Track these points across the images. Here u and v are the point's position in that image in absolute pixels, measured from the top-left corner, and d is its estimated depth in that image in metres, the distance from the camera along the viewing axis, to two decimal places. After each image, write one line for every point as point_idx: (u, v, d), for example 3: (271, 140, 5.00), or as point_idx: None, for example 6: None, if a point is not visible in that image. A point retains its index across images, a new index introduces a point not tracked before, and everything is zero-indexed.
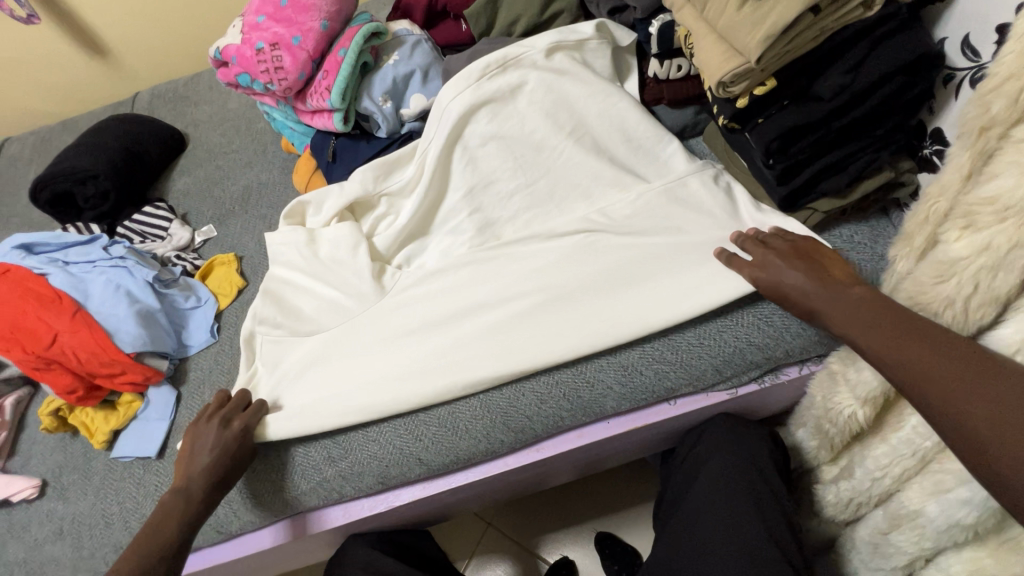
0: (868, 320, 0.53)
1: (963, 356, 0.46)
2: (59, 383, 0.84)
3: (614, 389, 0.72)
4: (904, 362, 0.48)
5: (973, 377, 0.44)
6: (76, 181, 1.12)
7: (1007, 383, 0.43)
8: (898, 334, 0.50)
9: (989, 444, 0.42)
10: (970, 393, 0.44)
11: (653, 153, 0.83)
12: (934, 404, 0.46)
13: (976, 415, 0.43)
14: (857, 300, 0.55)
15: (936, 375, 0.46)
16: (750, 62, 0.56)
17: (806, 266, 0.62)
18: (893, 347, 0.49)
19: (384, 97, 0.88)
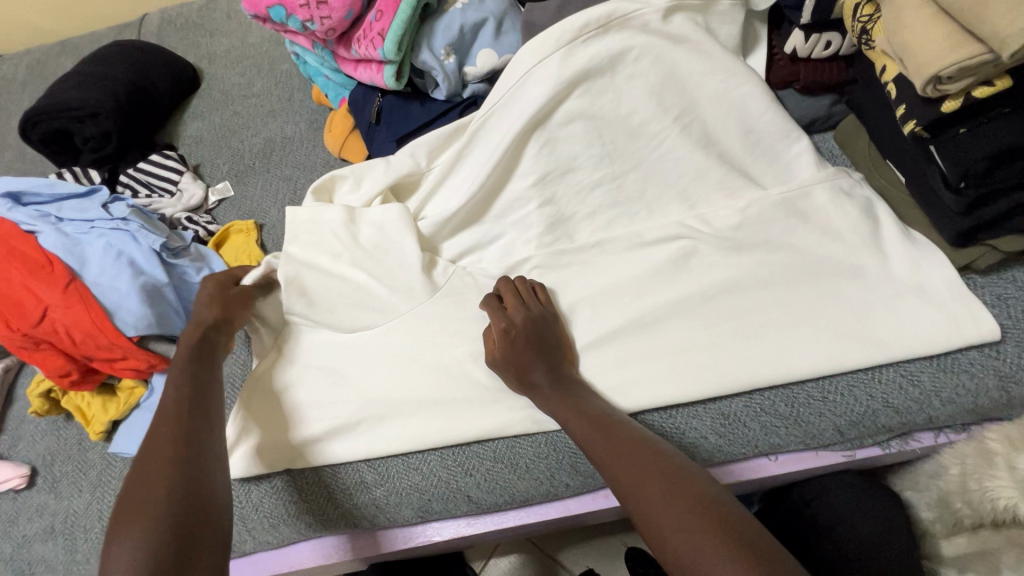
0: (623, 461, 0.51)
1: (695, 496, 0.47)
2: (50, 365, 0.72)
3: (709, 441, 0.60)
4: (646, 507, 0.48)
5: (699, 522, 0.45)
6: (73, 117, 0.96)
7: (718, 527, 0.44)
8: (663, 476, 0.49)
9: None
10: (691, 533, 0.44)
11: (774, 154, 0.68)
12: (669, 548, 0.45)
13: (702, 556, 0.43)
14: (606, 432, 0.55)
15: (679, 524, 0.45)
16: (992, 53, 0.41)
17: (548, 356, 0.61)
18: (641, 492, 0.49)
19: (447, 51, 0.72)
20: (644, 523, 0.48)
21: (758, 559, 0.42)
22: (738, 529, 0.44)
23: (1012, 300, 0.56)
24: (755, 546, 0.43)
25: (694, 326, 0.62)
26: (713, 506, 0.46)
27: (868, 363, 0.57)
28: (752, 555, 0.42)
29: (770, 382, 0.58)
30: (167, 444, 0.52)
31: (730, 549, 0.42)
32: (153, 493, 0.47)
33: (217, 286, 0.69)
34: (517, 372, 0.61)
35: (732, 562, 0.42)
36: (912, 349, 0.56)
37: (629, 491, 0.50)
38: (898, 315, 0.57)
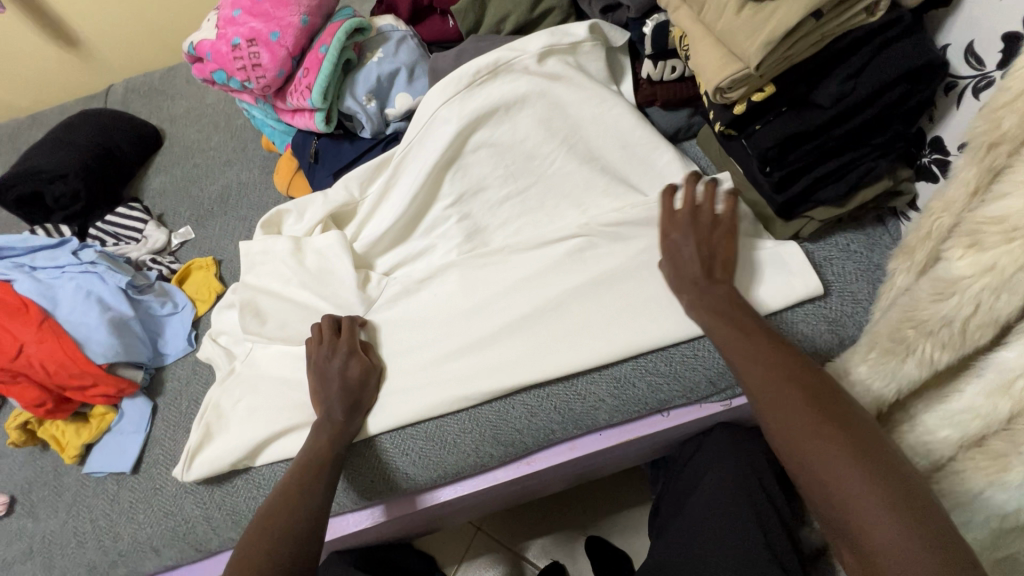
0: (778, 375, 0.56)
1: (828, 406, 0.53)
2: (26, 396, 0.80)
3: (606, 401, 0.71)
4: (794, 424, 0.53)
5: (841, 437, 0.51)
6: (45, 179, 1.06)
7: (859, 445, 0.50)
8: (776, 394, 0.55)
9: (849, 498, 0.48)
10: (831, 444, 0.50)
11: (646, 161, 0.81)
12: (803, 453, 0.52)
13: (838, 465, 0.49)
14: (775, 349, 0.59)
15: (830, 443, 0.51)
16: (748, 67, 0.54)
17: (704, 251, 0.67)
18: (790, 401, 0.54)
19: (367, 96, 0.85)
20: (787, 428, 0.53)
21: (874, 463, 0.49)
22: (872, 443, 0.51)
23: (835, 260, 0.69)
24: (867, 448, 0.50)
25: (588, 308, 0.73)
26: (844, 419, 0.52)
27: None
28: (879, 458, 0.49)
29: (649, 347, 0.69)
30: (286, 489, 0.63)
31: (863, 456, 0.49)
32: (293, 528, 0.59)
33: (351, 365, 0.73)
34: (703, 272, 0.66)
35: (864, 467, 0.49)
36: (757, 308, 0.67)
37: (774, 408, 0.55)
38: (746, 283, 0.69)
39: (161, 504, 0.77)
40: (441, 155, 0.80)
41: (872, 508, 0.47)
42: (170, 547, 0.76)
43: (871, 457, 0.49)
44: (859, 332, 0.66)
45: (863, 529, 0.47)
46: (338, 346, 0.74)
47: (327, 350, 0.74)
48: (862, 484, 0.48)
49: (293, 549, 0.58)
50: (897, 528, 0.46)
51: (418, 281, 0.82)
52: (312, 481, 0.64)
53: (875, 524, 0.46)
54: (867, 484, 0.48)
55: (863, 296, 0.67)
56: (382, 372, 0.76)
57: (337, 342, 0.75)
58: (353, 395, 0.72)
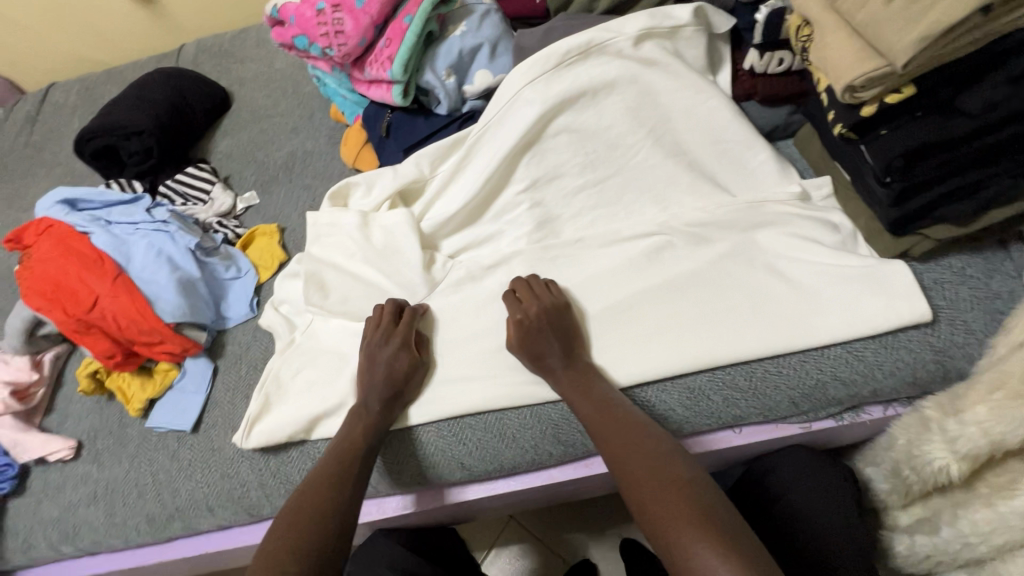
0: (613, 430, 0.62)
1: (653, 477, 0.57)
2: (98, 347, 0.82)
3: (677, 412, 0.67)
4: (630, 475, 0.58)
5: (678, 506, 0.53)
6: (120, 135, 1.09)
7: (732, 540, 0.50)
8: (655, 467, 0.57)
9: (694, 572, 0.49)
10: (673, 513, 0.53)
11: (739, 160, 0.75)
12: (656, 531, 0.54)
13: (684, 539, 0.51)
14: (603, 404, 0.64)
15: (673, 522, 0.53)
16: (891, 65, 0.49)
17: (563, 343, 0.68)
18: (627, 463, 0.59)
19: (447, 71, 0.82)
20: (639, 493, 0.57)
21: (738, 556, 0.49)
22: (704, 513, 0.53)
23: (948, 284, 0.62)
24: (739, 542, 0.50)
25: (664, 312, 0.69)
26: (709, 508, 0.53)
27: (817, 341, 0.63)
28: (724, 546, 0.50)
29: (730, 360, 0.65)
30: (322, 478, 0.63)
31: (732, 548, 0.50)
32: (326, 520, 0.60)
33: (404, 356, 0.71)
34: (536, 360, 0.68)
35: (717, 556, 0.49)
36: (856, 330, 0.62)
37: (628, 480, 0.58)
38: (844, 301, 0.64)
39: (219, 465, 0.78)
40: (521, 139, 0.77)
41: None
42: (224, 508, 0.77)
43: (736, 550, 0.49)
44: (968, 364, 0.61)
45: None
46: (392, 335, 0.72)
47: (379, 339, 0.72)
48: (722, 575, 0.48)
49: (321, 536, 0.59)
50: None
51: (484, 266, 0.80)
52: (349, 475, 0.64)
53: None
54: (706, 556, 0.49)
55: (977, 326, 0.61)
56: (431, 368, 0.74)
57: (393, 330, 0.73)
58: (395, 386, 0.70)
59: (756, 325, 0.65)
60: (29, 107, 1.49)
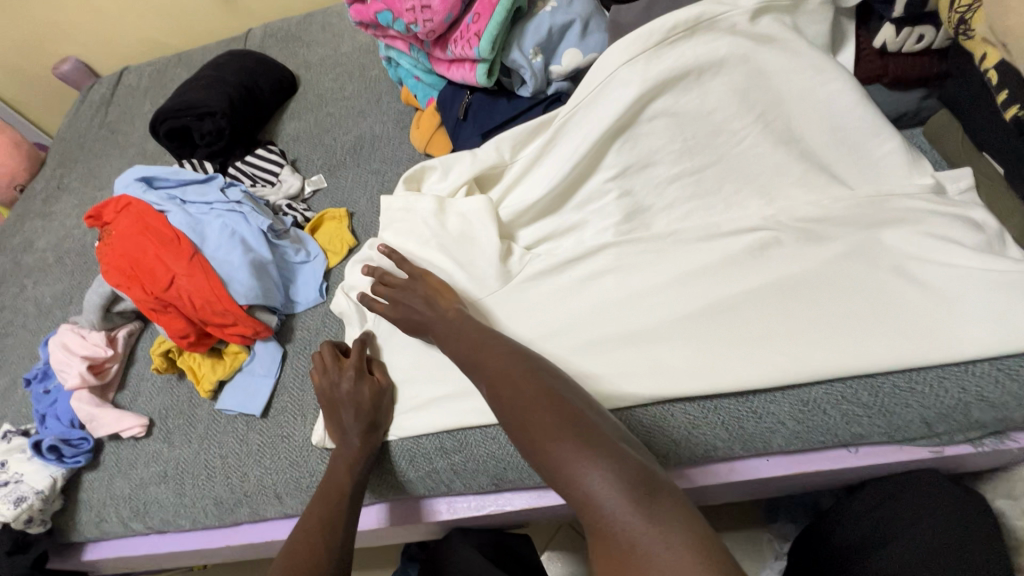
0: (498, 364, 0.55)
1: (567, 407, 0.49)
2: (173, 326, 0.81)
3: (786, 426, 0.61)
4: (518, 402, 0.51)
5: (560, 414, 0.48)
6: (194, 116, 1.09)
7: (611, 446, 0.45)
8: (534, 389, 0.51)
9: (578, 476, 0.44)
10: (548, 418, 0.48)
11: (863, 150, 0.67)
12: (554, 465, 0.46)
13: (565, 445, 0.46)
14: (497, 343, 0.59)
15: (553, 417, 0.48)
16: None
17: (416, 294, 0.70)
18: (513, 389, 0.52)
19: (535, 50, 0.77)
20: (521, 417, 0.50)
21: (584, 435, 0.46)
22: (556, 405, 0.49)
23: None
24: (591, 430, 0.47)
25: (774, 315, 0.62)
26: (578, 411, 0.49)
27: (962, 356, 0.55)
28: (626, 463, 0.44)
29: (854, 372, 0.58)
30: (327, 493, 0.65)
31: (593, 442, 0.46)
32: (313, 533, 0.61)
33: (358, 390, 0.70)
34: (402, 320, 0.71)
35: (607, 470, 0.43)
36: (1011, 346, 0.54)
37: (520, 413, 0.50)
38: (997, 312, 0.55)
39: (288, 453, 0.77)
40: (613, 125, 0.71)
41: (589, 477, 0.44)
42: (291, 497, 0.75)
43: (626, 460, 0.44)
44: None
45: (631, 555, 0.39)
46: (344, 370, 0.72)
47: (335, 375, 0.72)
48: (603, 483, 0.43)
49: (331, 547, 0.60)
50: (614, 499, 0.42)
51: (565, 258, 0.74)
52: (338, 492, 0.65)
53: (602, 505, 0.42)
54: (595, 462, 0.44)
55: None
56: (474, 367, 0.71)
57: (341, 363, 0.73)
58: (370, 415, 0.69)
59: (886, 335, 0.58)
60: (103, 90, 1.53)
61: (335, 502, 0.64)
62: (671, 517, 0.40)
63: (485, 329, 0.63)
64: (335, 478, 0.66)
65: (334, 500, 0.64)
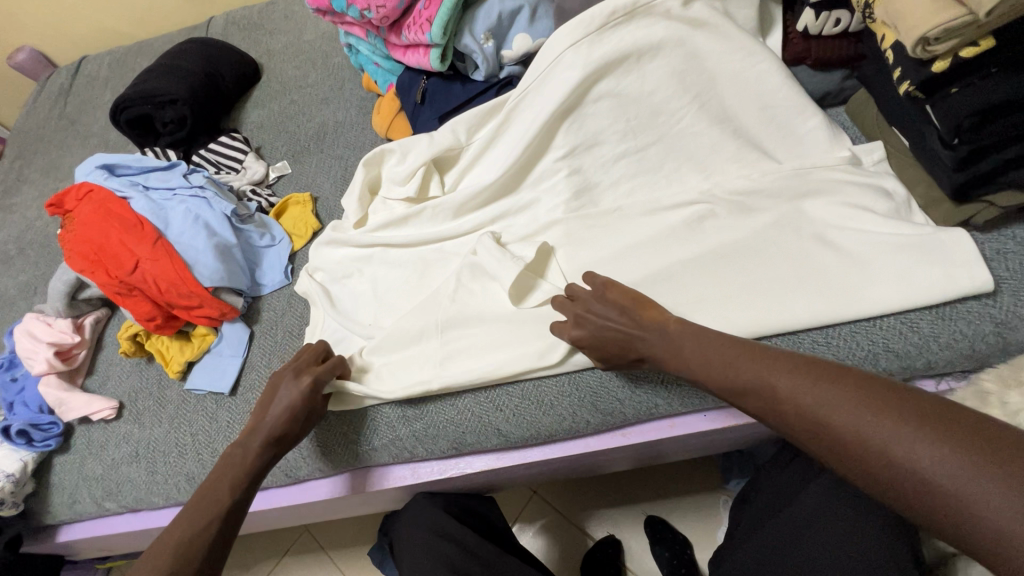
0: (705, 353, 0.55)
1: (827, 375, 0.46)
2: (139, 309, 0.83)
3: None
4: (769, 392, 0.49)
5: (863, 394, 0.43)
6: (155, 104, 1.10)
7: (907, 410, 0.41)
8: (780, 371, 0.48)
9: (906, 460, 0.40)
10: (841, 398, 0.44)
11: (789, 127, 0.72)
12: (840, 440, 0.43)
13: (888, 431, 0.41)
14: (702, 336, 0.56)
15: (835, 400, 0.44)
16: (972, 15, 0.46)
17: (623, 312, 0.61)
18: (771, 377, 0.49)
19: (486, 35, 0.80)
20: (802, 411, 0.46)
21: (905, 407, 0.42)
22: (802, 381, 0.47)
23: (1010, 253, 0.60)
24: (914, 404, 0.42)
25: (707, 281, 0.67)
26: (836, 380, 0.45)
27: (869, 312, 0.61)
28: (940, 425, 0.40)
29: (778, 331, 0.63)
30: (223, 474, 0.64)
31: (921, 417, 0.41)
32: (193, 522, 0.59)
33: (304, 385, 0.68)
34: (614, 342, 0.61)
35: (930, 437, 0.39)
36: (912, 301, 0.60)
37: (770, 401, 0.48)
38: (901, 271, 0.61)
39: None
40: (560, 107, 0.75)
41: (934, 459, 0.39)
42: None
43: (969, 434, 0.39)
44: None
45: (987, 523, 0.36)
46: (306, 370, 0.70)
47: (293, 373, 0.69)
48: (936, 460, 0.38)
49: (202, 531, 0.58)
50: (977, 483, 0.37)
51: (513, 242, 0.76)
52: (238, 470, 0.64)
53: (968, 488, 0.37)
54: (917, 440, 0.40)
55: None
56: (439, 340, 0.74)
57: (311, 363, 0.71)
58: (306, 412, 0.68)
59: (805, 295, 0.63)
60: (62, 80, 1.50)
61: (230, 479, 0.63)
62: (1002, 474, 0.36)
63: (723, 334, 0.56)
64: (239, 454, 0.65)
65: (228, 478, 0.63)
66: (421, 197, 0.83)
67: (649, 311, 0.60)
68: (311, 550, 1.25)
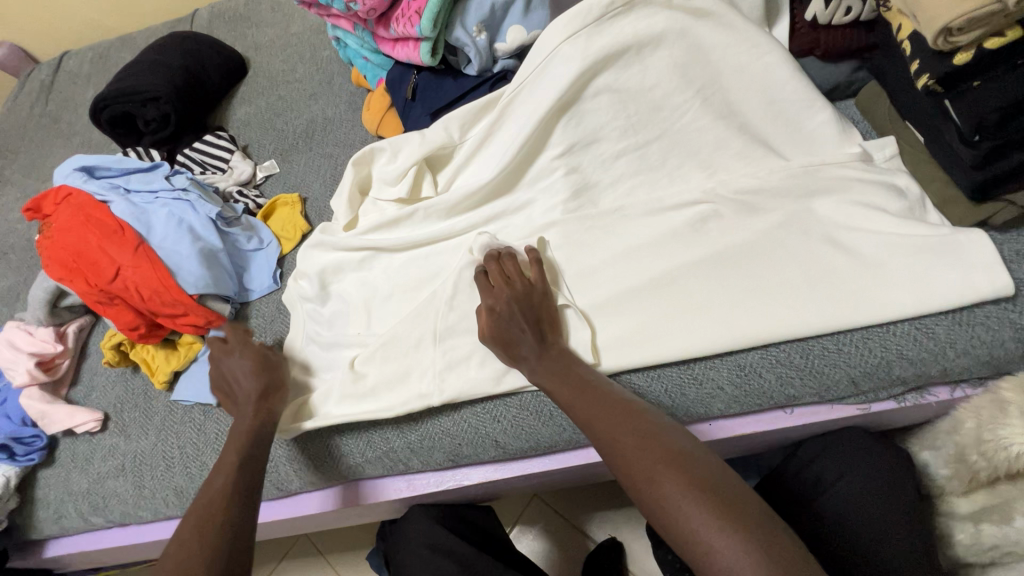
0: (584, 397, 0.57)
1: (673, 459, 0.49)
2: (122, 319, 0.80)
3: (725, 390, 0.63)
4: (624, 456, 0.51)
5: (699, 487, 0.47)
6: (137, 102, 1.05)
7: (725, 505, 0.46)
8: (639, 443, 0.51)
9: (715, 554, 0.44)
10: (679, 486, 0.47)
11: (796, 122, 0.69)
12: (662, 516, 0.47)
13: (706, 528, 0.45)
14: (587, 384, 0.58)
15: (673, 487, 0.47)
16: (1000, 3, 0.43)
17: (534, 330, 0.62)
18: (626, 445, 0.52)
19: (478, 28, 0.77)
20: (645, 484, 0.49)
21: (729, 508, 0.46)
22: (655, 455, 0.50)
23: None
24: (738, 509, 0.46)
25: (712, 285, 0.64)
26: (686, 466, 0.49)
27: (883, 318, 0.58)
28: (749, 528, 0.44)
29: (786, 337, 0.60)
30: (215, 492, 0.59)
31: (740, 517, 0.45)
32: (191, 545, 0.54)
33: (257, 363, 0.69)
34: (506, 348, 0.63)
35: (744, 541, 0.44)
36: (927, 306, 0.57)
37: (617, 459, 0.52)
38: (915, 274, 0.58)
39: None
40: (557, 103, 0.71)
41: (740, 563, 0.43)
42: None
43: (776, 552, 0.43)
44: None
45: None
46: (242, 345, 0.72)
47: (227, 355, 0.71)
48: (740, 565, 0.43)
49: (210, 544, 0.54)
50: None
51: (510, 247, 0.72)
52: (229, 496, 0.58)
53: None
54: (732, 540, 0.44)
55: None
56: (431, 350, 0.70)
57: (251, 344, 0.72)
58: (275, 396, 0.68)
59: (815, 300, 0.60)
60: (43, 76, 1.46)
61: (218, 510, 0.57)
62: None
63: (606, 385, 0.58)
64: (217, 485, 0.60)
65: (220, 505, 0.57)
66: (413, 198, 0.80)
67: (550, 336, 0.64)
68: (308, 557, 1.23)
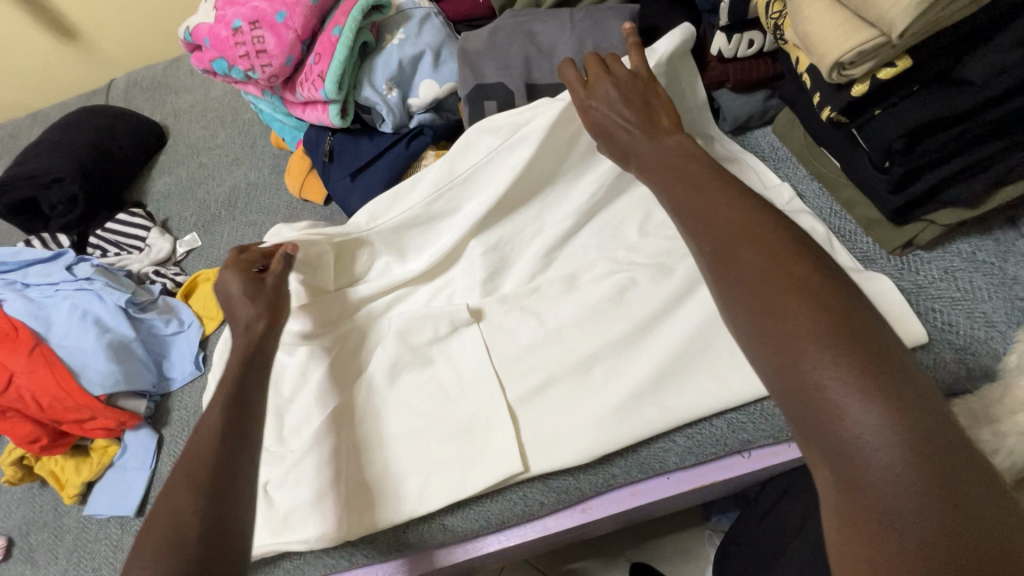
0: (715, 205, 0.41)
1: (849, 324, 0.34)
2: (19, 432, 0.72)
3: (678, 443, 0.60)
4: (757, 282, 0.37)
5: (852, 348, 0.33)
6: (40, 184, 0.99)
7: (909, 402, 0.32)
8: (788, 274, 0.36)
9: (851, 430, 0.31)
10: (817, 335, 0.34)
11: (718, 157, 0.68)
12: (785, 370, 0.34)
13: (852, 400, 0.32)
14: (721, 194, 0.42)
15: (816, 341, 0.34)
16: (884, 36, 0.43)
17: (636, 111, 0.52)
18: (769, 275, 0.37)
19: (388, 85, 0.75)
20: (771, 329, 0.35)
21: (891, 385, 0.32)
22: (812, 291, 0.35)
23: (958, 273, 0.57)
24: (904, 387, 0.32)
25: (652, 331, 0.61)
26: (847, 316, 0.34)
27: None
28: (935, 452, 0.30)
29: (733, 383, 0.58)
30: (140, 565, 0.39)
31: (897, 396, 0.32)
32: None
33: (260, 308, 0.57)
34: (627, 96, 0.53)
35: (900, 432, 0.31)
36: None
37: (747, 283, 0.37)
38: None
39: None
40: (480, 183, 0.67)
41: (887, 451, 0.30)
42: None
43: (936, 460, 0.30)
44: (993, 361, 0.54)
45: (889, 532, 0.30)
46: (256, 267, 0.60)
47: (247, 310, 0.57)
48: (884, 455, 0.30)
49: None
50: (912, 500, 0.30)
51: (425, 340, 0.67)
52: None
53: (900, 501, 0.30)
54: (884, 420, 0.31)
55: (998, 318, 0.54)
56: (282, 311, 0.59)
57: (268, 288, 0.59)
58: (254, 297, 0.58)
59: None
60: None
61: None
62: (959, 501, 0.29)
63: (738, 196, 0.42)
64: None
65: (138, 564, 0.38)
66: None
67: (663, 118, 0.51)
68: None
